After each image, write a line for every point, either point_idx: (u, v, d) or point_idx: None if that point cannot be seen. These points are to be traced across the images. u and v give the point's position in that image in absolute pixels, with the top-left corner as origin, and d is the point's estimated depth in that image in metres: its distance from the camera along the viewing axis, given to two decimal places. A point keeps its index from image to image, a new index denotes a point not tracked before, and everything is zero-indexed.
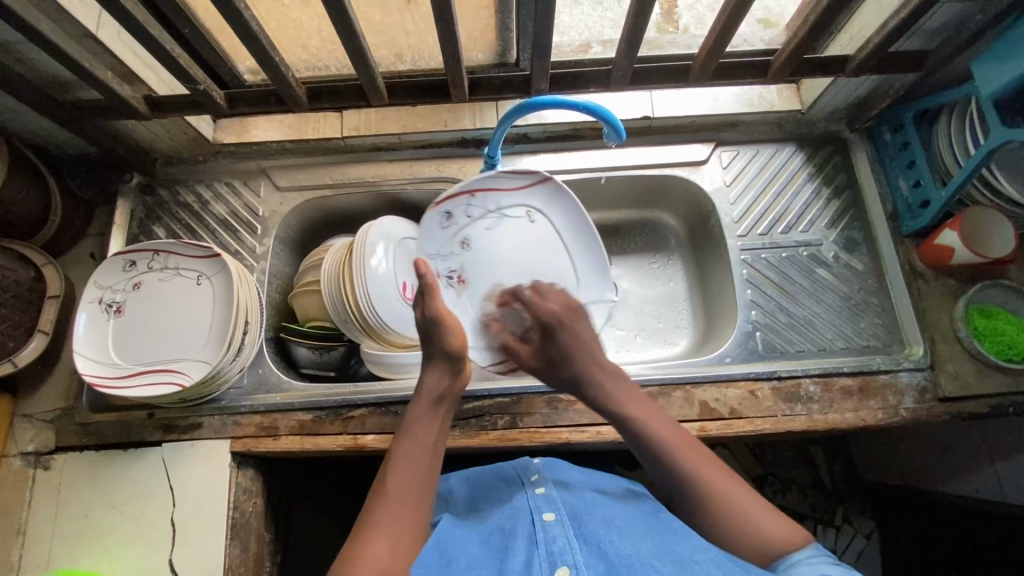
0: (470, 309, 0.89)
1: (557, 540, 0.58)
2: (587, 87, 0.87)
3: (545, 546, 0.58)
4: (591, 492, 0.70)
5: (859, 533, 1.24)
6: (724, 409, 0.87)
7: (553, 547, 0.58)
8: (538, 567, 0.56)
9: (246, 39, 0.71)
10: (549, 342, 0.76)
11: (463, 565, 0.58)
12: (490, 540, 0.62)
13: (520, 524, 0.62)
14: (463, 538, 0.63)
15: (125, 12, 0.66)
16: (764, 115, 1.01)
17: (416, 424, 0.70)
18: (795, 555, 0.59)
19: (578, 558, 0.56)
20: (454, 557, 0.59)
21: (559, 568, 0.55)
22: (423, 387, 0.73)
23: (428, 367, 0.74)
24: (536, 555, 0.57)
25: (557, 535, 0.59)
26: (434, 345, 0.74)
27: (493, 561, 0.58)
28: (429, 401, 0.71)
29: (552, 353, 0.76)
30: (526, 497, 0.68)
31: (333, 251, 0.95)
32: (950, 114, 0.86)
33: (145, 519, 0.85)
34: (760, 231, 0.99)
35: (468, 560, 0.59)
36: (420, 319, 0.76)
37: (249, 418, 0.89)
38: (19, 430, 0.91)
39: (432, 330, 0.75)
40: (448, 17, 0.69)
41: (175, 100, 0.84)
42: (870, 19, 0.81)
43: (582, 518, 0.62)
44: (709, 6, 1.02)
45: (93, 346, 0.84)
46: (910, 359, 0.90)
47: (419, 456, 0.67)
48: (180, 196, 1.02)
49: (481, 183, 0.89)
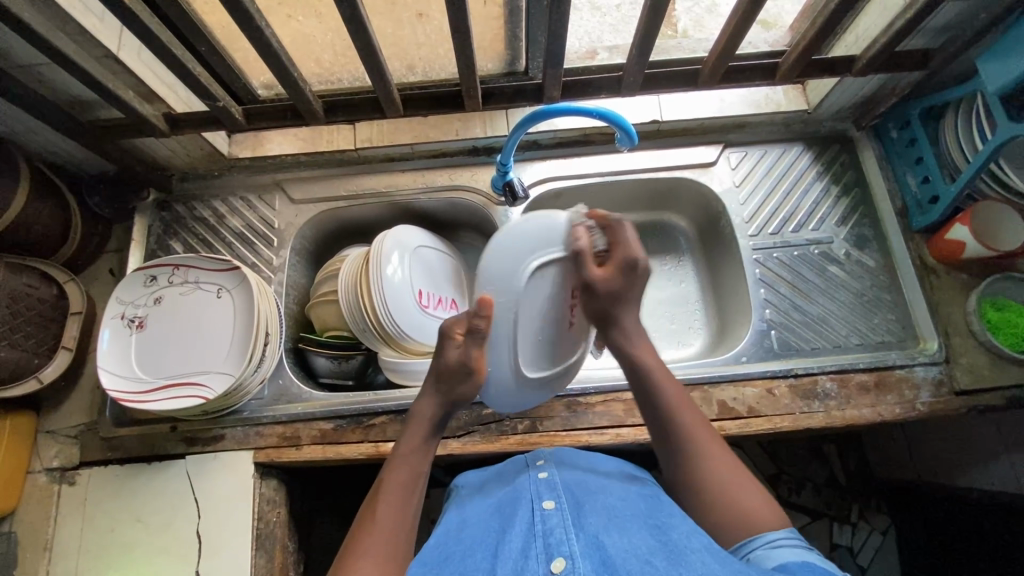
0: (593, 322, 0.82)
1: (555, 531, 0.57)
2: (597, 93, 0.88)
3: (544, 538, 0.56)
4: (597, 481, 0.69)
5: (876, 529, 1.24)
6: (742, 408, 0.88)
7: (551, 538, 0.56)
8: (535, 558, 0.54)
9: (267, 55, 0.72)
10: (620, 279, 0.69)
11: (457, 557, 0.59)
12: (490, 529, 0.62)
13: (522, 513, 0.62)
14: (466, 533, 0.64)
15: (149, 34, 0.68)
16: (771, 116, 1.02)
17: (402, 449, 0.67)
18: (772, 535, 0.59)
19: (574, 548, 0.54)
20: (450, 553, 0.60)
21: (554, 559, 0.53)
22: (414, 411, 0.71)
23: (425, 391, 0.71)
24: (534, 546, 0.56)
25: (555, 525, 0.58)
26: (448, 383, 0.70)
27: (490, 551, 0.58)
28: (416, 425, 0.69)
29: (614, 285, 0.69)
30: (530, 486, 0.68)
31: (350, 262, 0.96)
32: (956, 111, 0.88)
33: (170, 531, 0.86)
34: (771, 230, 1.00)
35: (464, 553, 0.59)
36: (456, 360, 0.69)
37: (272, 428, 0.90)
38: (43, 447, 0.91)
39: (460, 373, 0.69)
40: (464, 30, 0.70)
41: (194, 117, 0.86)
42: (875, 20, 0.83)
43: (582, 506, 0.62)
44: (708, 9, 1.03)
45: (118, 361, 0.86)
46: (924, 354, 0.91)
47: (407, 486, 0.65)
48: (196, 212, 1.03)
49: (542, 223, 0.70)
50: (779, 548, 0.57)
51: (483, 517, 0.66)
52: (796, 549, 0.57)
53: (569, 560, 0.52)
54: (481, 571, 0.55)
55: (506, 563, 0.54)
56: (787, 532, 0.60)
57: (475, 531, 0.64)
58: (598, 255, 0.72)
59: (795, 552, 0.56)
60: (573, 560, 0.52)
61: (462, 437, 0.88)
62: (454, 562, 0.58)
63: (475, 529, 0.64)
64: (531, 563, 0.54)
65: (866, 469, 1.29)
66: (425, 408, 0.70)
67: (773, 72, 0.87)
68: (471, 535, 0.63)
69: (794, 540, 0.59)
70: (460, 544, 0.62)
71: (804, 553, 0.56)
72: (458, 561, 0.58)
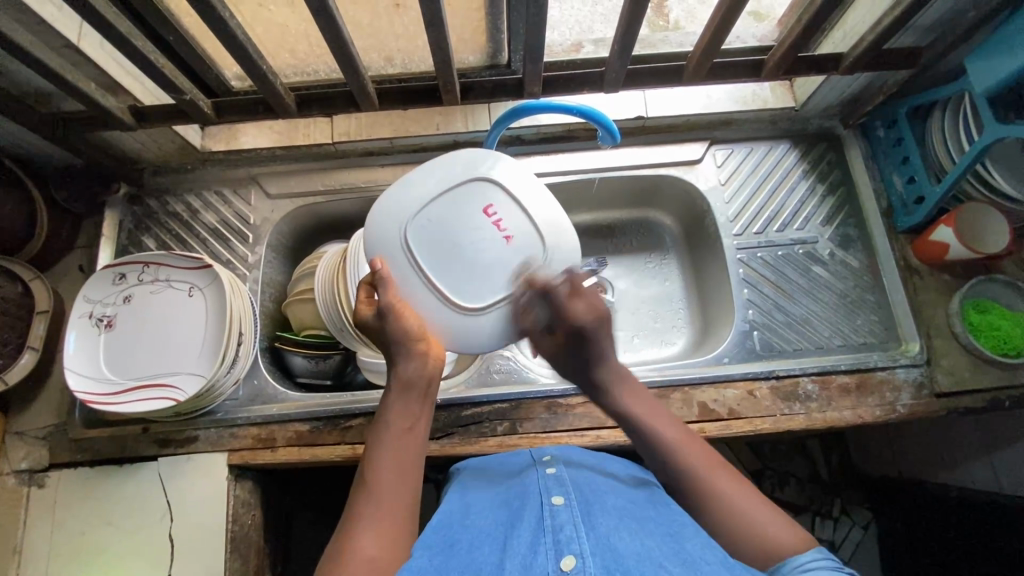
0: (521, 236, 0.68)
1: (565, 528, 0.54)
2: (580, 89, 0.86)
3: (553, 534, 0.53)
4: (602, 481, 0.68)
5: (857, 524, 1.25)
6: (723, 410, 0.87)
7: (560, 534, 0.53)
8: (544, 554, 0.51)
9: (234, 49, 0.70)
10: (582, 353, 0.71)
11: (466, 547, 0.56)
12: (498, 521, 0.60)
13: (530, 509, 0.60)
14: (474, 523, 0.61)
15: (107, 24, 0.64)
16: (758, 113, 1.00)
17: (392, 410, 0.62)
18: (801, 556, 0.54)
19: (585, 546, 0.51)
20: (457, 544, 0.57)
21: (564, 556, 0.50)
22: (397, 374, 0.64)
23: (400, 357, 0.64)
24: (544, 542, 0.53)
25: (565, 522, 0.55)
26: (393, 341, 0.64)
27: (497, 544, 0.55)
28: (404, 388, 0.63)
29: (578, 356, 0.71)
30: (537, 482, 0.66)
31: (327, 258, 0.94)
32: (943, 110, 0.86)
33: (143, 533, 0.85)
34: (756, 230, 0.99)
35: (471, 543, 0.57)
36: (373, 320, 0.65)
37: (246, 430, 0.88)
38: (12, 448, 0.89)
39: (388, 324, 0.64)
40: (437, 22, 0.68)
41: (161, 110, 0.82)
42: (864, 17, 0.81)
43: (591, 504, 0.60)
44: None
45: (87, 363, 0.83)
46: (906, 355, 0.90)
47: (399, 445, 0.59)
48: (170, 206, 1.00)
49: (404, 207, 0.67)
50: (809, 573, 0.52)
51: (491, 510, 0.64)
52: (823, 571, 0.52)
53: (580, 558, 0.49)
54: (490, 563, 0.52)
55: (514, 558, 0.51)
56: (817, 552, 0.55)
57: (483, 520, 0.62)
58: (549, 326, 0.71)
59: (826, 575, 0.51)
60: (583, 558, 0.49)
61: (441, 439, 0.87)
62: (461, 553, 0.55)
63: (481, 521, 0.61)
64: (540, 559, 0.50)
65: (849, 465, 1.30)
66: (410, 367, 0.63)
67: (759, 69, 0.85)
68: (478, 526, 0.60)
69: (825, 563, 0.53)
70: (466, 536, 0.59)
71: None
72: (464, 552, 0.55)
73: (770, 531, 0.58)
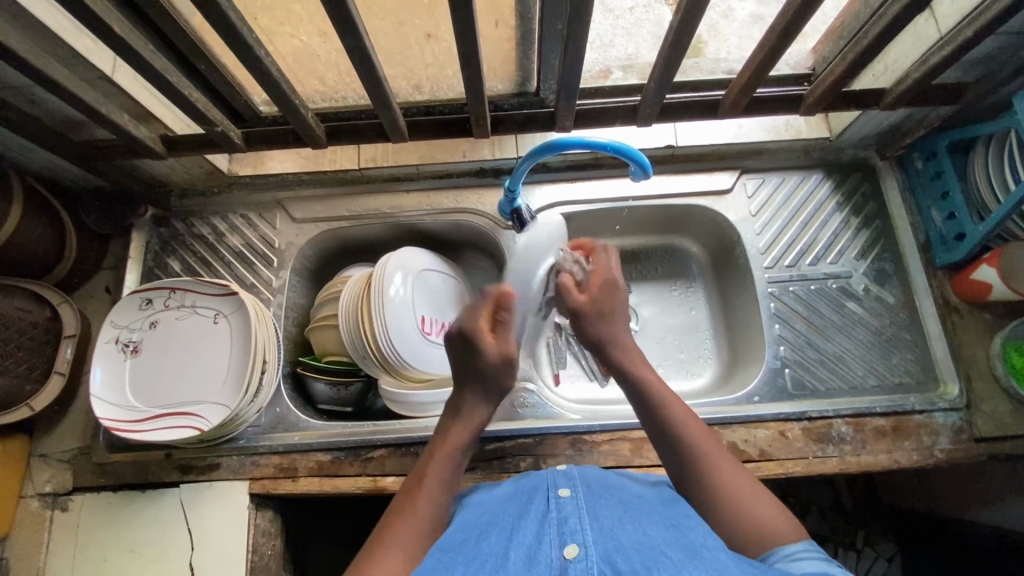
0: None
1: (569, 520, 0.53)
2: (612, 121, 0.84)
3: (557, 525, 0.52)
4: (613, 479, 0.66)
5: (881, 556, 1.17)
6: (754, 451, 0.85)
7: (565, 526, 0.52)
8: (548, 544, 0.50)
9: (268, 85, 0.70)
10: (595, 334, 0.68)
11: (471, 537, 0.54)
12: (504, 512, 0.59)
13: (536, 502, 0.58)
14: (480, 514, 0.61)
15: (143, 63, 0.64)
16: (791, 143, 0.98)
17: (451, 444, 0.63)
18: (786, 546, 0.54)
19: (588, 536, 0.50)
20: (460, 535, 0.55)
21: (567, 545, 0.49)
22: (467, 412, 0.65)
23: (473, 392, 0.66)
24: (548, 532, 0.52)
25: (570, 514, 0.54)
26: (494, 383, 0.66)
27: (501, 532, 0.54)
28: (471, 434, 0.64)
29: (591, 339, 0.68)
30: (546, 478, 0.64)
31: (350, 286, 0.92)
32: (987, 146, 0.84)
33: (163, 559, 0.84)
34: (787, 263, 0.97)
35: (476, 531, 0.55)
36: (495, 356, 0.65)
37: (268, 458, 0.88)
38: (36, 471, 0.89)
39: (495, 368, 0.65)
40: (472, 61, 0.67)
41: (191, 139, 0.83)
42: (907, 51, 0.78)
43: (598, 498, 0.58)
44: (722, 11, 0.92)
45: (113, 389, 0.84)
46: (944, 399, 0.87)
47: (448, 480, 0.61)
48: (195, 229, 1.00)
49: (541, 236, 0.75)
50: (796, 561, 0.52)
51: (499, 503, 0.62)
52: (815, 561, 0.51)
53: (583, 547, 0.48)
54: (494, 553, 0.50)
55: (517, 548, 0.50)
56: (804, 542, 0.54)
57: (490, 511, 0.60)
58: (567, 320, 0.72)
59: (814, 564, 0.51)
60: (586, 547, 0.48)
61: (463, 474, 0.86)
62: (467, 542, 0.53)
63: (489, 513, 0.60)
64: (544, 547, 0.50)
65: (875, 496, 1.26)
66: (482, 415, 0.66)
67: (797, 103, 0.83)
68: (485, 517, 0.59)
69: (812, 553, 0.53)
70: (471, 526, 0.57)
71: (825, 565, 0.50)
72: (469, 541, 0.53)
73: (765, 521, 0.56)
